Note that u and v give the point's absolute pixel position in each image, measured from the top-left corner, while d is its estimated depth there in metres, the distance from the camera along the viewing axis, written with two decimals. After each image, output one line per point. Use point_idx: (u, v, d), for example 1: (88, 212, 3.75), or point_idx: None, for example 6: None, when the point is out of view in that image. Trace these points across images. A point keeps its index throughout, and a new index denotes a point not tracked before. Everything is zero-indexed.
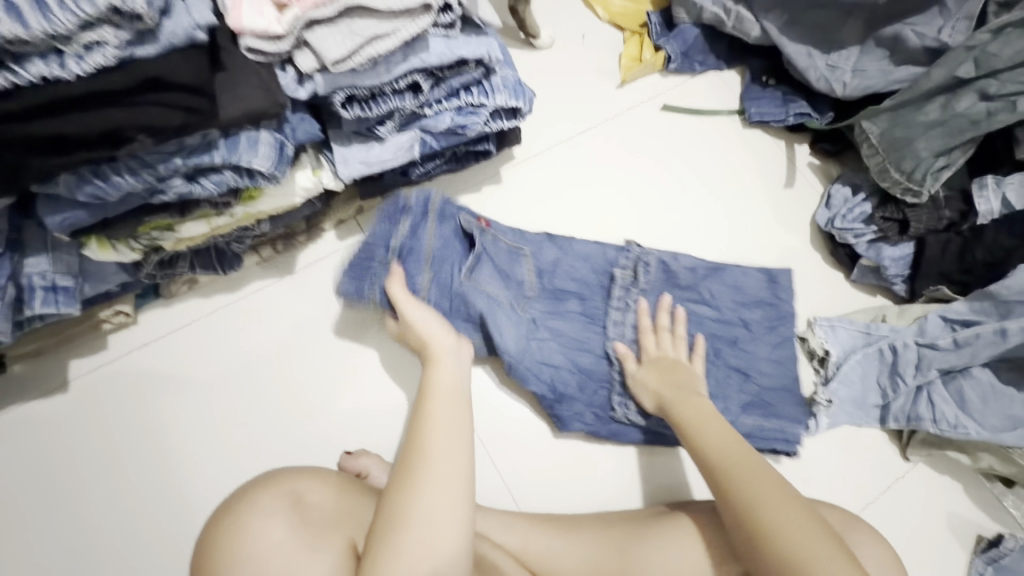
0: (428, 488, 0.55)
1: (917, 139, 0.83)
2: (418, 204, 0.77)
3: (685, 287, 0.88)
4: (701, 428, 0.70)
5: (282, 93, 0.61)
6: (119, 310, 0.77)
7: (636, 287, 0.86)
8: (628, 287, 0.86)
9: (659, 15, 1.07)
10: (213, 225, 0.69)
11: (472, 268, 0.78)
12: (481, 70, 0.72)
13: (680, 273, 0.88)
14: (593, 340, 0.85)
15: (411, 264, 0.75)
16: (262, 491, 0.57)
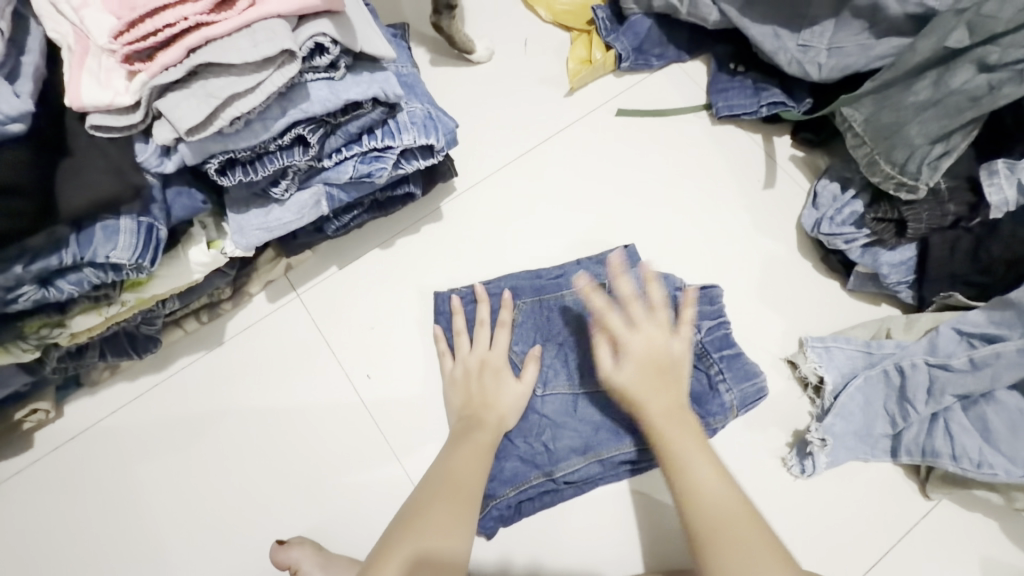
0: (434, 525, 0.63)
1: (909, 124, 0.70)
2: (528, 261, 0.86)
3: (530, 329, 0.81)
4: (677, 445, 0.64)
5: (144, 172, 0.55)
6: (36, 409, 0.72)
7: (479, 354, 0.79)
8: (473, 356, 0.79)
9: (607, 9, 0.96)
10: (105, 315, 0.63)
11: (541, 318, 0.82)
12: (381, 109, 0.63)
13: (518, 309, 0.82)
14: None
15: (549, 306, 0.82)
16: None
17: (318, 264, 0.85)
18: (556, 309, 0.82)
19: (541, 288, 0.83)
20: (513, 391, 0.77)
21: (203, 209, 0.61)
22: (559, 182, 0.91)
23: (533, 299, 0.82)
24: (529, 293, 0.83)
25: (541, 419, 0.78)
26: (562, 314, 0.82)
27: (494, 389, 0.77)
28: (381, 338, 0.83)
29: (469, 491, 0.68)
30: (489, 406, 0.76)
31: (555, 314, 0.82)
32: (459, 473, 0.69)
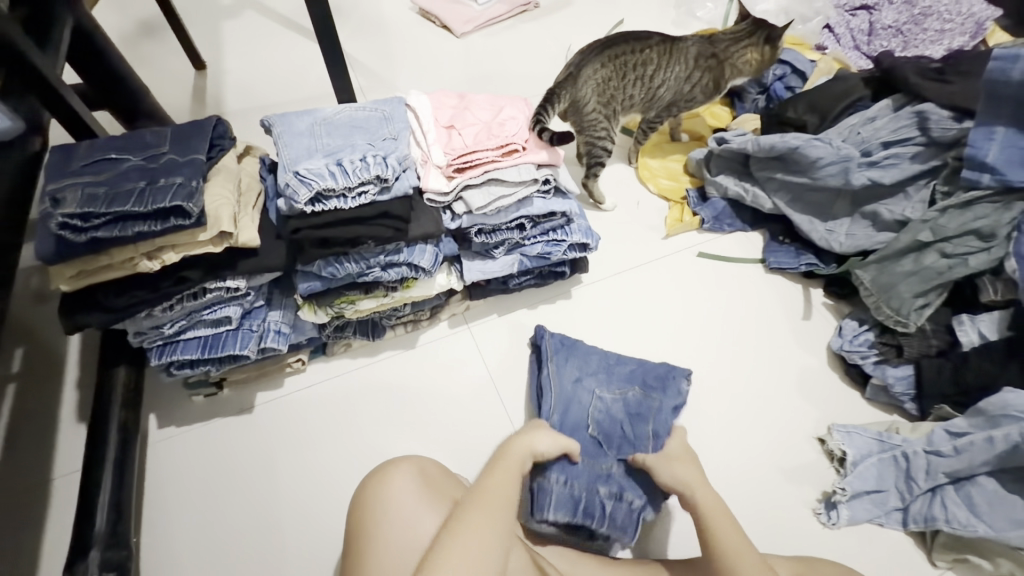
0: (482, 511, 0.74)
1: (899, 284, 1.07)
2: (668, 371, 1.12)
3: (627, 401, 1.09)
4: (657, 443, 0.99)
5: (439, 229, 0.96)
6: (299, 358, 1.10)
7: (585, 363, 1.13)
8: (580, 362, 1.13)
9: (695, 191, 1.45)
10: (380, 301, 1.04)
11: (639, 407, 1.08)
12: (564, 218, 1.09)
13: (630, 385, 1.11)
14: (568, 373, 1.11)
15: (655, 411, 1.08)
16: (405, 460, 0.82)
17: (484, 310, 1.25)
18: (618, 408, 1.08)
19: (620, 389, 1.10)
20: (546, 437, 0.93)
21: (454, 252, 1.05)
22: (652, 289, 1.31)
23: (612, 391, 1.09)
24: (608, 386, 1.10)
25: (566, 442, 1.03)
26: (622, 414, 1.07)
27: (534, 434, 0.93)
28: (518, 366, 1.19)
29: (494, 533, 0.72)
30: (523, 438, 0.91)
31: (614, 408, 1.08)
32: (481, 526, 0.72)
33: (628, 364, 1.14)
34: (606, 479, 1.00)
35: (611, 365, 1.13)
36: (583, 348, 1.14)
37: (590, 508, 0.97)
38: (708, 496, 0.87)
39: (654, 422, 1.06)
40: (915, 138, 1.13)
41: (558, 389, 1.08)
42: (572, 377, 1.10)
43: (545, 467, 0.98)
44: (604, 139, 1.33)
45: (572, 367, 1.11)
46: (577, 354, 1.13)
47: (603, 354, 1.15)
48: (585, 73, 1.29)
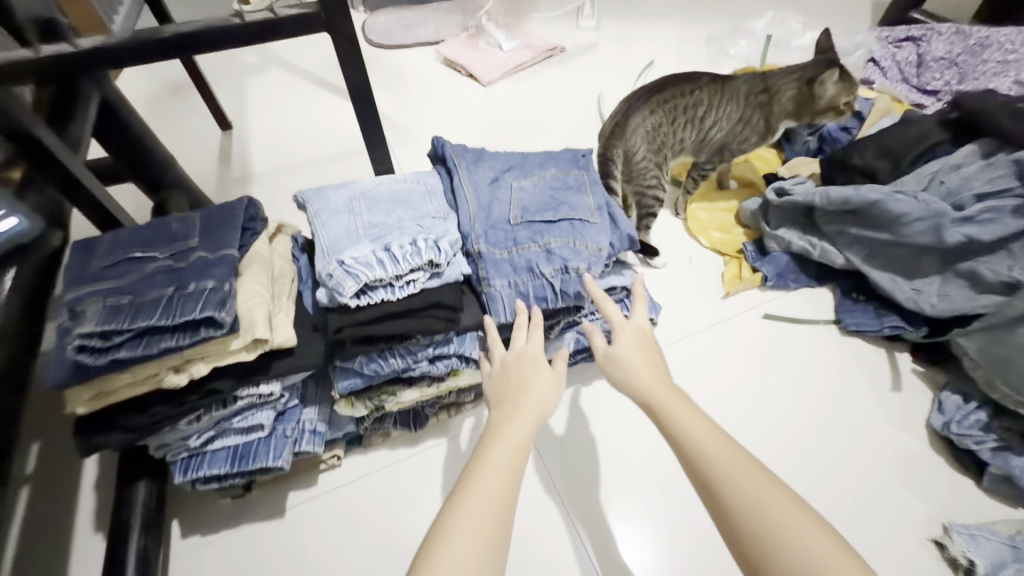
0: (462, 536, 0.55)
1: (1017, 358, 0.92)
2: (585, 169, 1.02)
3: (548, 195, 0.94)
4: (620, 366, 0.73)
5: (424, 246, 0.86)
6: (335, 453, 1.00)
7: (501, 248, 0.85)
8: (498, 249, 0.85)
9: (753, 245, 1.34)
10: (423, 393, 0.92)
11: (562, 175, 0.99)
12: (625, 291, 0.98)
13: (544, 192, 0.96)
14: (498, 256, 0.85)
15: (564, 165, 1.01)
16: None
17: None
18: (539, 189, 0.96)
19: (539, 235, 0.87)
20: (543, 391, 0.72)
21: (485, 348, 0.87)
22: (717, 356, 1.18)
23: (530, 180, 0.98)
24: (528, 238, 0.87)
25: (494, 237, 0.87)
26: (542, 190, 0.96)
27: (530, 383, 0.72)
28: (576, 449, 1.06)
29: (489, 560, 0.55)
30: (525, 394, 0.71)
31: (536, 193, 0.95)
32: (456, 550, 0.54)
33: (543, 178, 0.98)
34: (546, 257, 0.85)
35: (527, 210, 0.91)
36: (489, 232, 0.87)
37: (541, 292, 0.85)
38: (783, 520, 0.56)
39: (580, 191, 0.96)
40: (1014, 189, 1.01)
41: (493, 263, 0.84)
42: (504, 260, 0.85)
43: (484, 278, 0.83)
44: (654, 188, 1.24)
45: (501, 262, 0.84)
46: (500, 238, 0.87)
47: (496, 216, 0.90)
48: (634, 120, 1.21)
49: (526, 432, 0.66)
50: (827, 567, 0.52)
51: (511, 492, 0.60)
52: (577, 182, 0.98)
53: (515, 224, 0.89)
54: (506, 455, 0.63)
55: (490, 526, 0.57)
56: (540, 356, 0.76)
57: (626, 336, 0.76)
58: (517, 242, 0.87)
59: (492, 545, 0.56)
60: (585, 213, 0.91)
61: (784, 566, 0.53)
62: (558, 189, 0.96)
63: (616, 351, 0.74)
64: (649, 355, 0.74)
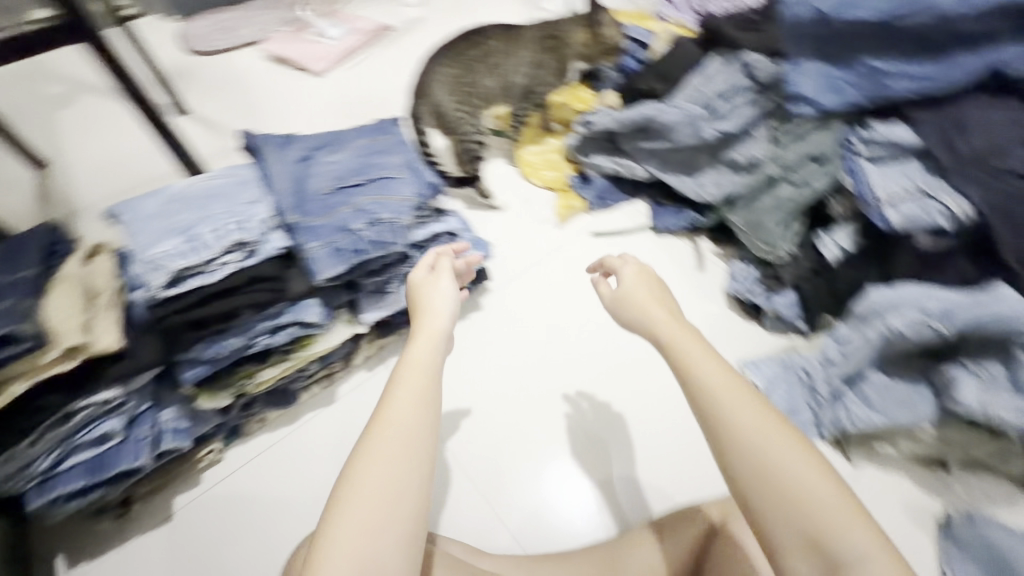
0: (391, 433, 0.67)
1: (765, 217, 1.17)
2: (393, 135, 1.10)
3: (357, 163, 1.02)
4: (625, 302, 0.85)
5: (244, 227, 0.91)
6: (212, 448, 1.04)
7: (312, 215, 0.92)
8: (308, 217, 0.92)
9: (577, 176, 1.51)
10: (282, 367, 1.00)
11: (369, 143, 1.07)
12: (450, 236, 1.10)
13: (352, 160, 1.03)
14: (312, 223, 0.92)
15: (373, 133, 1.10)
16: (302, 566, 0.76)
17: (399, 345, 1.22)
18: (349, 159, 1.03)
19: (349, 199, 0.96)
20: (442, 306, 0.86)
21: (323, 311, 0.95)
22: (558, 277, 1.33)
23: (340, 153, 1.05)
24: (338, 203, 0.95)
25: (308, 207, 0.93)
26: (351, 159, 1.03)
27: (431, 305, 0.87)
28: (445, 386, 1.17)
29: (414, 449, 0.66)
30: (425, 316, 0.85)
31: (344, 162, 1.03)
32: (383, 443, 0.66)
33: (352, 148, 1.05)
34: (358, 215, 0.94)
35: (336, 179, 0.99)
36: (298, 204, 0.94)
37: (359, 246, 0.93)
38: (770, 449, 0.57)
39: (387, 155, 1.04)
40: (745, 85, 1.21)
41: (307, 230, 0.91)
42: (317, 225, 0.92)
43: (299, 244, 0.90)
44: (471, 134, 1.40)
45: (313, 227, 0.91)
46: (310, 206, 0.94)
47: (304, 188, 0.96)
48: (435, 77, 1.40)
49: (424, 362, 0.77)
50: (806, 497, 0.53)
51: (424, 419, 0.69)
52: (384, 147, 1.06)
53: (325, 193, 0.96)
54: (406, 392, 0.71)
55: (414, 425, 0.68)
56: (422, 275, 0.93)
57: (630, 285, 0.87)
58: (329, 208, 0.94)
59: (418, 437, 0.68)
60: (391, 172, 1.01)
61: (784, 509, 0.53)
62: (367, 156, 1.04)
63: (623, 294, 0.86)
64: (646, 299, 0.83)
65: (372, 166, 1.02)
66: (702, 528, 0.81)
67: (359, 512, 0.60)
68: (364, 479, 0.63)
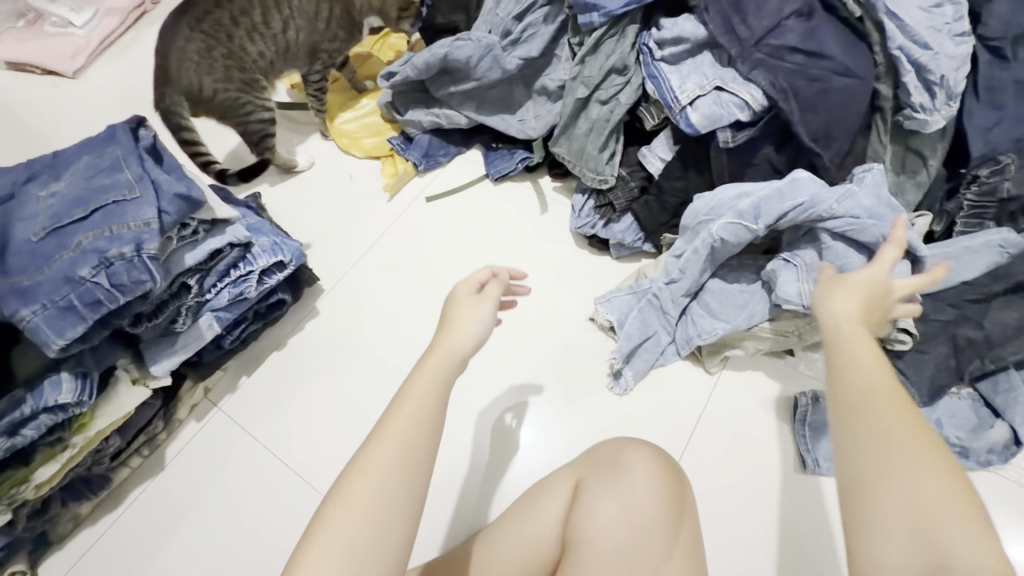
0: (344, 536, 0.48)
1: (586, 144, 1.07)
2: (131, 138, 0.85)
3: (81, 189, 0.80)
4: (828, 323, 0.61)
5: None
6: (13, 571, 0.87)
7: (23, 275, 0.73)
8: (14, 278, 0.73)
9: (399, 137, 1.34)
10: (62, 460, 0.81)
11: (100, 157, 0.84)
12: (238, 248, 0.92)
13: (75, 186, 0.81)
14: (29, 285, 0.73)
15: (102, 140, 0.85)
16: None
17: (230, 380, 1.07)
18: (72, 185, 0.81)
19: (73, 241, 0.76)
20: (468, 328, 0.62)
21: (82, 385, 0.77)
22: (397, 259, 1.20)
23: (63, 180, 0.82)
24: (59, 250, 0.75)
25: (16, 265, 0.74)
26: (76, 185, 0.81)
27: (423, 379, 0.57)
28: (294, 412, 1.04)
29: (362, 555, 0.47)
30: (447, 332, 0.62)
31: (65, 192, 0.80)
32: (330, 549, 0.47)
33: (75, 170, 0.82)
34: (82, 257, 0.75)
35: (52, 218, 0.77)
36: (5, 264, 0.74)
37: (94, 296, 0.75)
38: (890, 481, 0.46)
39: (122, 170, 0.82)
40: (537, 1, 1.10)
41: (19, 295, 0.72)
42: (31, 285, 0.73)
43: (8, 314, 0.71)
44: (256, 112, 1.20)
45: (25, 290, 0.73)
46: (20, 263, 0.74)
47: (7, 237, 0.76)
48: (177, 48, 1.13)
49: (446, 368, 0.58)
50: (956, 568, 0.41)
51: (387, 507, 0.49)
52: (117, 159, 0.83)
53: (38, 240, 0.76)
54: (418, 404, 0.55)
55: (372, 520, 0.49)
56: (474, 297, 0.66)
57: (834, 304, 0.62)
58: (49, 261, 0.75)
59: (383, 525, 0.49)
60: (127, 194, 0.79)
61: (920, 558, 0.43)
62: (96, 176, 0.82)
63: (831, 314, 0.62)
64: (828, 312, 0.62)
65: (103, 189, 0.80)
66: (599, 468, 0.71)
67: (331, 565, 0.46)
68: None
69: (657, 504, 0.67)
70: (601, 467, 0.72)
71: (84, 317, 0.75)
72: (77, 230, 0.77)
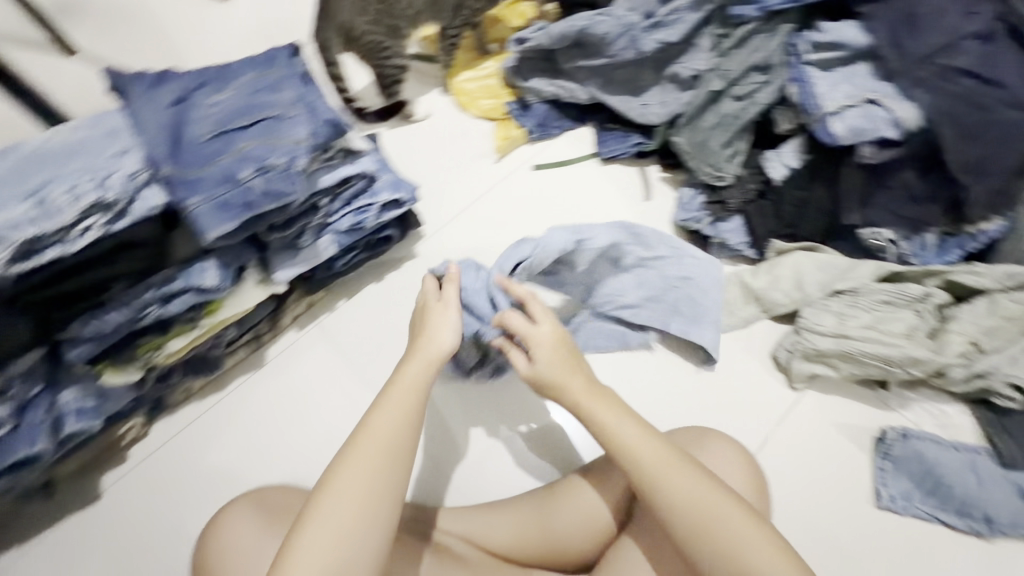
0: (343, 503, 0.61)
1: (708, 138, 1.06)
2: (290, 65, 0.94)
3: (245, 102, 0.89)
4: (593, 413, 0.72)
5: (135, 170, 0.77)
6: (133, 424, 0.98)
7: (191, 168, 0.81)
8: (182, 170, 0.81)
9: (516, 103, 1.38)
10: (190, 337, 0.92)
11: (262, 76, 0.92)
12: (365, 180, 0.99)
13: (239, 99, 0.89)
14: (195, 178, 0.80)
15: (265, 62, 0.93)
16: (237, 504, 0.73)
17: (331, 301, 1.15)
18: (237, 98, 0.89)
19: (236, 146, 0.83)
20: (442, 338, 0.79)
21: (221, 273, 0.86)
22: (494, 221, 1.24)
23: (227, 92, 0.90)
24: (224, 152, 0.83)
25: (186, 157, 0.82)
26: (240, 98, 0.89)
27: (405, 379, 0.73)
28: (382, 341, 1.12)
29: (360, 519, 0.61)
30: (427, 338, 0.79)
31: (230, 103, 0.89)
32: (335, 508, 0.61)
33: (240, 84, 0.90)
34: (244, 161, 0.82)
35: (218, 124, 0.86)
36: (176, 156, 0.82)
37: (249, 196, 0.82)
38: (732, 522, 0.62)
39: (281, 92, 0.90)
40: None
41: (186, 185, 0.80)
42: (196, 178, 0.80)
43: (175, 200, 0.79)
44: (394, 56, 1.27)
45: (192, 181, 0.80)
46: (189, 157, 0.82)
47: (179, 134, 0.84)
48: None
49: (421, 374, 0.74)
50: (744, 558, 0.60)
51: (377, 488, 0.63)
52: (278, 81, 0.91)
53: (206, 141, 0.84)
54: (398, 409, 0.69)
55: (369, 494, 0.62)
56: (448, 296, 0.84)
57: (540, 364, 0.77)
58: (213, 160, 0.82)
59: (377, 497, 0.63)
60: (285, 113, 0.87)
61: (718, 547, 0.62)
62: (257, 93, 0.90)
63: (536, 372, 0.77)
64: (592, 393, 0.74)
65: (264, 105, 0.88)
66: (683, 447, 0.75)
67: (336, 527, 0.60)
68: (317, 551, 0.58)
69: (737, 483, 0.71)
70: (677, 447, 0.74)
71: (237, 215, 0.81)
72: (238, 138, 0.84)
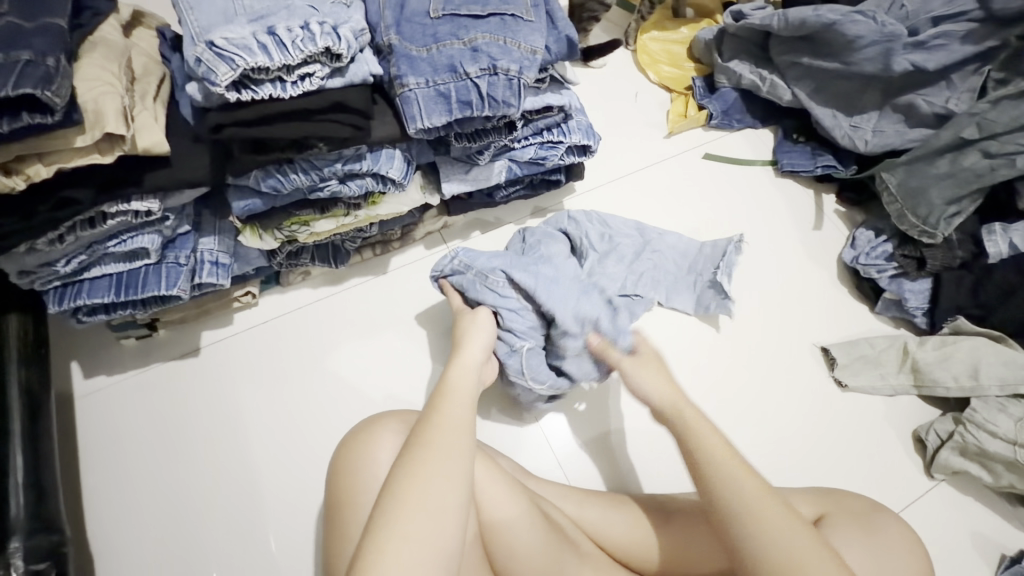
0: (433, 457, 0.56)
1: (930, 188, 0.96)
2: None
3: None
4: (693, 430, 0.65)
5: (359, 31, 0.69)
6: (248, 291, 0.93)
7: (414, 46, 0.72)
8: (404, 45, 0.72)
9: (702, 80, 1.25)
10: (340, 222, 0.85)
11: None
12: (562, 114, 0.88)
13: None
14: (416, 58, 0.72)
15: None
16: (390, 417, 0.69)
17: (465, 228, 1.08)
18: None
19: (464, 34, 0.74)
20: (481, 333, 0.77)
21: (402, 167, 0.79)
22: (651, 198, 1.15)
23: None
24: (450, 37, 0.73)
25: (410, 31, 0.73)
26: None
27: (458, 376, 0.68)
28: None
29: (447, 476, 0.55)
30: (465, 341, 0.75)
31: None
32: (429, 462, 0.55)
33: None
34: (472, 55, 0.73)
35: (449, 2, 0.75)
36: (400, 27, 0.73)
37: (466, 96, 0.73)
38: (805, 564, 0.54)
39: None
40: (970, 12, 0.94)
41: (405, 62, 0.72)
42: (417, 58, 0.72)
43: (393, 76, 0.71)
44: None
45: (412, 61, 0.72)
46: (412, 31, 0.73)
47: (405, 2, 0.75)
48: None
49: (469, 378, 0.68)
50: None
51: (459, 450, 0.58)
52: None
53: (433, 18, 0.74)
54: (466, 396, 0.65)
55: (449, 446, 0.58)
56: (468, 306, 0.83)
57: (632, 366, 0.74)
58: (437, 43, 0.73)
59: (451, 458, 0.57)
60: (521, 13, 0.76)
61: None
62: None
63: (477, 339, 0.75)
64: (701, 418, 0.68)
65: None
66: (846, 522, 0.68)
67: (424, 481, 0.54)
68: (419, 506, 0.52)
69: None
70: (848, 514, 0.69)
71: (447, 114, 0.73)
72: (468, 26, 0.74)
